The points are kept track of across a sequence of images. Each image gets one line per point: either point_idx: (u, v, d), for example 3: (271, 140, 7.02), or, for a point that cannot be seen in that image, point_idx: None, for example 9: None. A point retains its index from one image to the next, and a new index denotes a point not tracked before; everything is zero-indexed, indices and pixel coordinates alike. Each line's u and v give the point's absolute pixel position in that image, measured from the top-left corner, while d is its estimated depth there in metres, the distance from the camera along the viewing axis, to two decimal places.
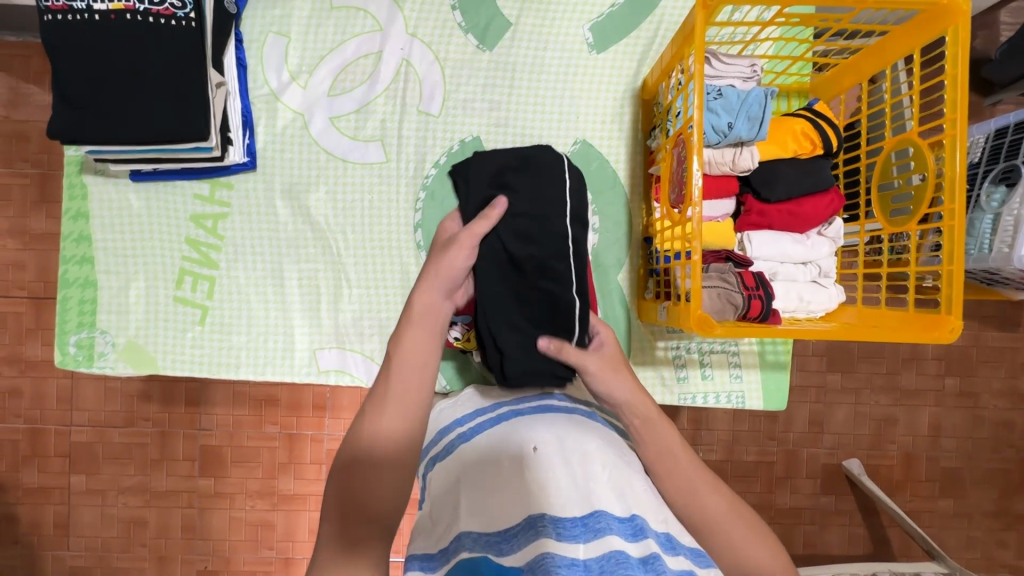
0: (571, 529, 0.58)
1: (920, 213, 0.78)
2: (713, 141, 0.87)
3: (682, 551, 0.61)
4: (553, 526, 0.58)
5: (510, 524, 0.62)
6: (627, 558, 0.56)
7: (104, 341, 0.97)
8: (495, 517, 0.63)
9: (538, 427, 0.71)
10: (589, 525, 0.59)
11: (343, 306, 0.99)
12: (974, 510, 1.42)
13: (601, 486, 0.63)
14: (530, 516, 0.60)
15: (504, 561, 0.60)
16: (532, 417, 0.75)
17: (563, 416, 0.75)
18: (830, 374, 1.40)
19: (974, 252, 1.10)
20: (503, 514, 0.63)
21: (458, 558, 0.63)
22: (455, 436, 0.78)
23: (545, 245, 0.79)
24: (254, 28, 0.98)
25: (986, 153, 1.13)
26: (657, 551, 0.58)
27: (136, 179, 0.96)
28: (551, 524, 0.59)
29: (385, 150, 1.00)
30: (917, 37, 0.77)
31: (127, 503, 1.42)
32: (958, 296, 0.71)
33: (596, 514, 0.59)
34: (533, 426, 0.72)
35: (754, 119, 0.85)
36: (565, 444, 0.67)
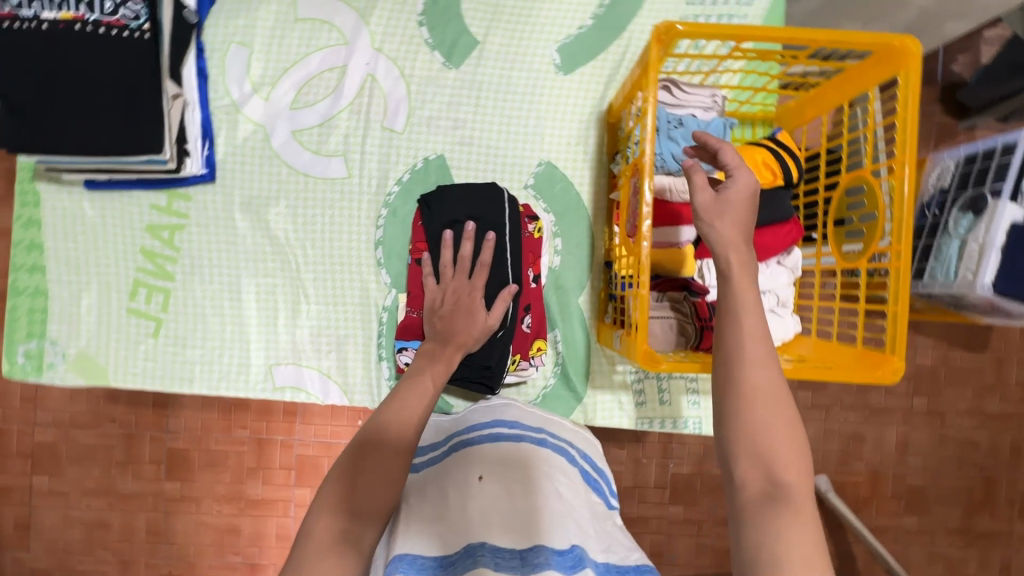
0: (509, 561, 0.59)
1: (870, 251, 0.79)
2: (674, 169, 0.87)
3: None
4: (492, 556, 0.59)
5: (449, 552, 0.62)
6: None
7: (54, 352, 0.95)
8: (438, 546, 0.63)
9: (484, 461, 0.73)
10: (527, 559, 0.59)
11: (301, 322, 0.98)
12: (937, 527, 1.44)
13: (545, 523, 0.64)
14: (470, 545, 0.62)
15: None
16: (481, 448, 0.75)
17: (511, 446, 0.76)
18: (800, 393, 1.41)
19: (940, 277, 1.11)
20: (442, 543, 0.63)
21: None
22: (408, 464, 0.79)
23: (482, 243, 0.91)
24: (216, 37, 0.96)
25: (956, 178, 1.14)
26: None
27: (91, 188, 0.94)
28: (489, 555, 0.59)
29: (347, 164, 0.99)
30: (872, 75, 0.77)
31: (91, 505, 1.40)
32: (901, 337, 0.72)
33: (534, 548, 0.60)
34: (482, 459, 0.74)
35: None
36: (509, 483, 0.69)
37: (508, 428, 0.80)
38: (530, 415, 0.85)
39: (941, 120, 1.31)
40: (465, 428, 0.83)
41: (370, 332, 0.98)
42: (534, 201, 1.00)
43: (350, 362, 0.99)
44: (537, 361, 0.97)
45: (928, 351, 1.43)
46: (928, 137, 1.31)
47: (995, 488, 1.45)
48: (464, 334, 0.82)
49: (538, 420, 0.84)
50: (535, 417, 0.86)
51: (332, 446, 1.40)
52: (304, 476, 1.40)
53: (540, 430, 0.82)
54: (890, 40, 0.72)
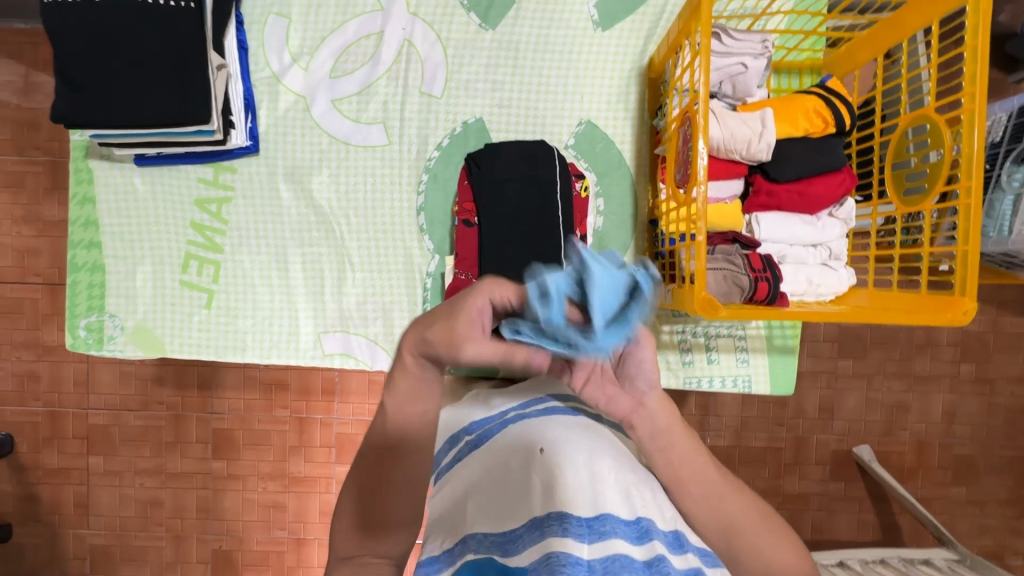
0: (577, 526, 0.59)
1: (933, 194, 0.75)
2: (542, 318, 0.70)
3: (692, 550, 0.60)
4: (558, 524, 0.59)
5: (513, 525, 0.63)
6: (632, 560, 0.57)
7: (113, 324, 0.98)
8: (503, 521, 0.64)
9: (546, 429, 0.71)
10: (594, 526, 0.59)
11: (347, 290, 0.99)
12: (987, 498, 1.40)
13: (610, 486, 0.64)
14: (535, 519, 0.61)
15: (507, 561, 0.61)
16: (535, 421, 0.74)
17: (567, 417, 0.74)
18: (842, 361, 1.38)
19: (993, 235, 1.06)
20: (509, 517, 0.64)
21: (463, 560, 0.63)
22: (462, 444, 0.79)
23: (525, 210, 0.85)
24: (254, 9, 0.97)
25: (1009, 132, 1.07)
26: (662, 554, 0.57)
27: (141, 163, 0.96)
28: (557, 522, 0.59)
29: (387, 132, 0.99)
30: (937, 6, 0.74)
31: (144, 483, 1.45)
32: (972, 277, 0.69)
33: (599, 517, 0.60)
34: (545, 424, 0.72)
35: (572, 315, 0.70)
36: (572, 451, 0.67)
37: (563, 404, 0.78)
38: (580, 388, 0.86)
39: (989, 75, 1.26)
40: (524, 407, 0.79)
41: (414, 298, 0.99)
42: (576, 160, 0.99)
43: (396, 329, 0.99)
44: None
45: (976, 316, 1.39)
46: None
47: None
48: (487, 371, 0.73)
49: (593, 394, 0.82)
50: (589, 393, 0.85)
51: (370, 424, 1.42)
52: (345, 454, 1.43)
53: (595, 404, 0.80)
54: None
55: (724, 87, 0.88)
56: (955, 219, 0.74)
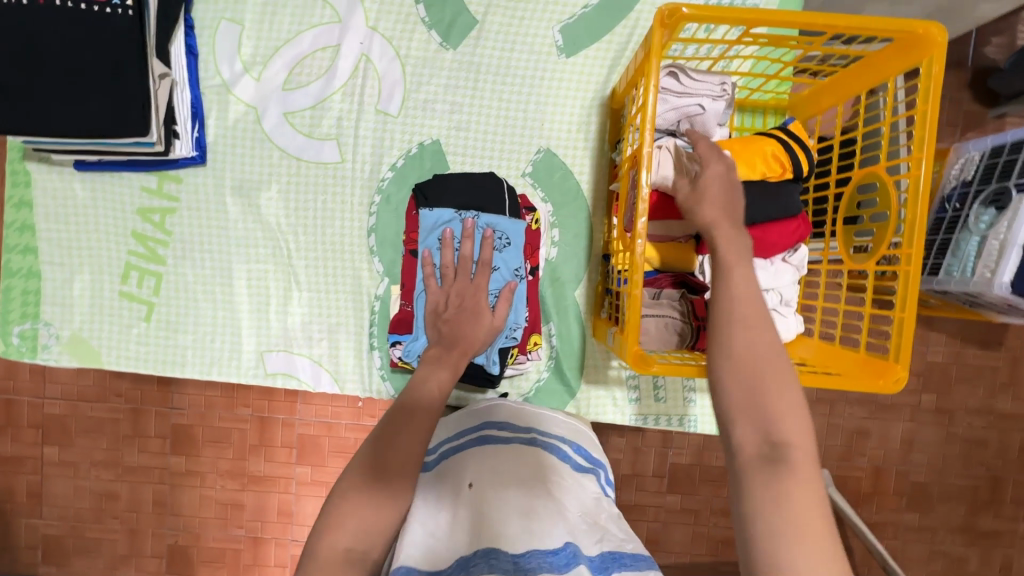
0: (503, 562, 0.54)
1: (878, 254, 0.74)
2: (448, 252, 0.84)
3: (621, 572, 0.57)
4: (481, 562, 0.55)
5: (440, 567, 0.58)
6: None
7: (48, 333, 0.95)
8: (429, 558, 0.60)
9: (474, 467, 0.72)
10: (519, 562, 0.55)
11: (292, 309, 0.97)
12: (940, 525, 1.42)
13: (539, 516, 0.62)
14: (462, 558, 0.58)
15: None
16: (466, 454, 0.75)
17: (497, 446, 0.75)
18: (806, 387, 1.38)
19: (956, 273, 1.06)
20: (435, 555, 0.60)
21: None
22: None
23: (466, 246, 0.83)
24: (205, 13, 0.93)
25: (979, 172, 1.06)
26: None
27: (80, 169, 0.93)
28: (482, 559, 0.55)
29: (340, 149, 0.96)
30: (891, 63, 0.72)
31: (100, 476, 1.43)
32: (907, 345, 0.68)
33: (526, 551, 0.56)
34: (474, 459, 0.74)
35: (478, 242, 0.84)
36: (498, 486, 0.68)
37: (494, 433, 0.78)
38: (522, 413, 0.85)
39: (972, 108, 1.25)
40: (458, 441, 0.80)
41: (361, 321, 0.97)
42: (532, 190, 0.97)
43: (342, 351, 0.98)
44: (533, 355, 0.95)
45: (941, 347, 1.39)
46: (955, 126, 1.24)
47: (1001, 488, 1.42)
48: (471, 338, 0.76)
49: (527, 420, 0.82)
50: (529, 416, 0.85)
51: (332, 426, 1.40)
52: (305, 454, 1.41)
53: (530, 433, 0.80)
54: (914, 26, 0.67)
55: (682, 126, 0.86)
56: (893, 282, 0.74)
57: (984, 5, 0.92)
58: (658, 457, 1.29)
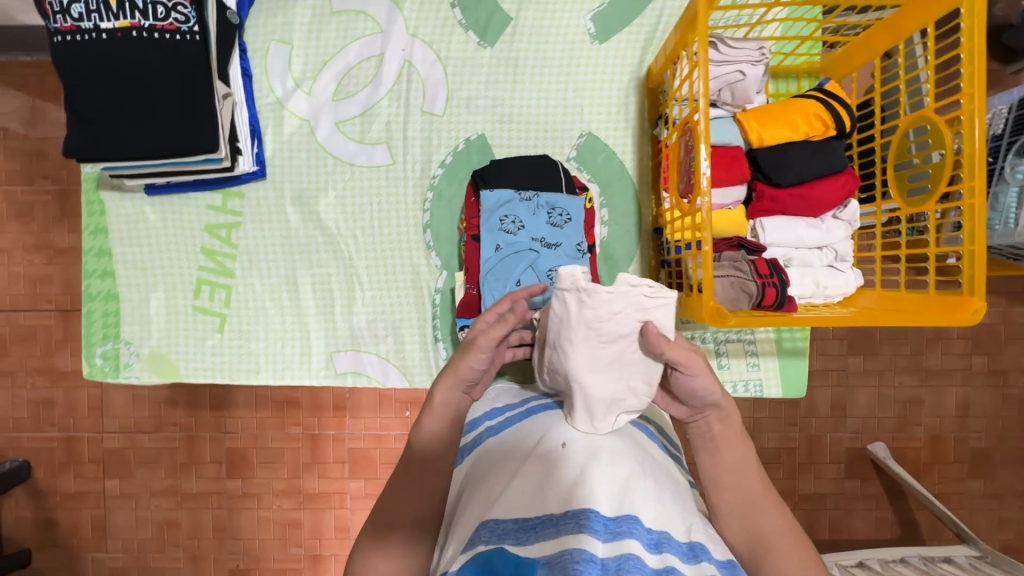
0: (594, 522, 0.52)
1: (937, 194, 0.76)
2: (511, 234, 0.86)
3: (708, 560, 0.53)
4: (575, 521, 0.52)
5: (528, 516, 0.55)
6: (644, 565, 0.50)
7: (128, 352, 1.00)
8: (515, 503, 0.56)
9: (565, 429, 0.64)
10: (609, 526, 0.52)
11: (357, 308, 1.00)
12: (1008, 492, 1.37)
13: (636, 489, 0.56)
14: (550, 512, 0.54)
15: (521, 551, 0.52)
16: (558, 418, 0.67)
17: None
18: (853, 359, 1.35)
19: (999, 228, 1.03)
20: (524, 502, 0.56)
21: (475, 552, 0.53)
22: (484, 430, 0.72)
23: (531, 225, 0.86)
24: (257, 36, 0.98)
25: (1011, 124, 1.05)
26: (675, 565, 0.50)
27: (151, 192, 0.98)
28: (571, 518, 0.53)
29: (391, 152, 1.00)
30: (933, 9, 0.74)
31: (160, 505, 1.42)
32: (980, 278, 0.69)
33: (618, 517, 0.53)
34: (565, 423, 0.65)
35: (544, 217, 0.87)
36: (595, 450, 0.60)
37: None
38: None
39: (990, 66, 1.25)
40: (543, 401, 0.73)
41: (423, 314, 1.00)
42: (578, 172, 0.99)
43: (407, 346, 1.00)
44: None
45: (986, 309, 1.35)
46: None
47: None
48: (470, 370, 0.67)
49: None
50: None
51: (381, 438, 1.39)
52: (358, 468, 1.40)
53: None
54: None
55: (723, 95, 0.89)
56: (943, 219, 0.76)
57: None
58: None
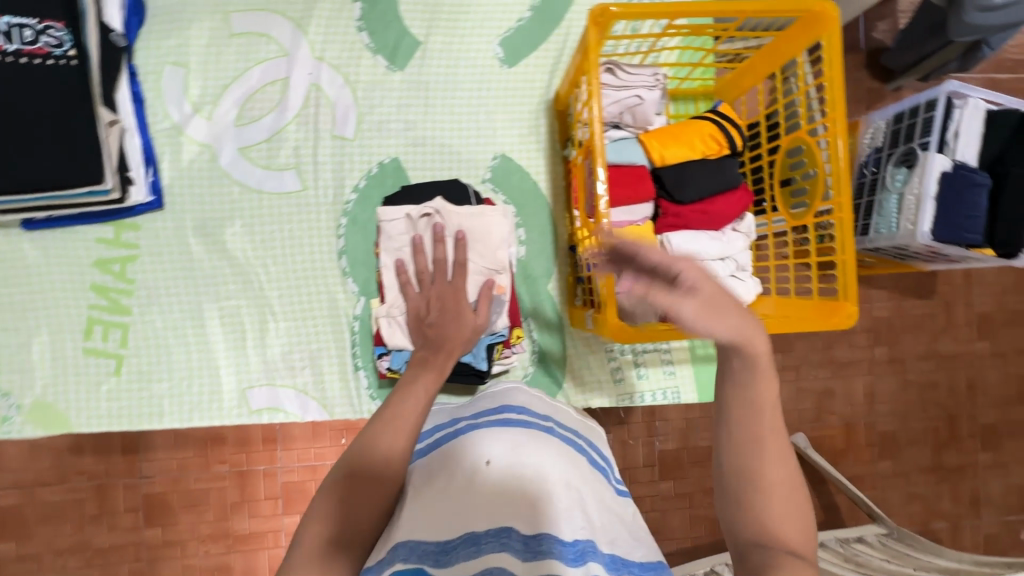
0: (515, 541, 0.51)
1: (815, 207, 0.83)
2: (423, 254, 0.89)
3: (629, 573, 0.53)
4: (497, 540, 0.52)
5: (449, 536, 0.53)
6: None
7: (8, 404, 0.90)
8: (435, 525, 0.54)
9: (492, 440, 0.62)
10: (530, 545, 0.51)
11: (271, 340, 0.96)
12: (912, 469, 1.48)
13: (561, 502, 0.55)
14: (472, 531, 0.53)
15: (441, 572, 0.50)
16: (488, 430, 0.64)
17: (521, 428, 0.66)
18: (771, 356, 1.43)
19: (885, 231, 1.13)
20: (445, 522, 0.54)
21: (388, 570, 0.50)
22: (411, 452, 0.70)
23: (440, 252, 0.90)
24: (148, 60, 0.93)
25: (888, 137, 1.18)
26: None
27: (29, 228, 0.90)
28: (494, 538, 0.52)
29: (301, 177, 0.97)
30: (797, 41, 0.82)
31: (67, 565, 1.26)
32: (852, 284, 0.76)
33: (539, 533, 0.52)
34: (492, 434, 0.63)
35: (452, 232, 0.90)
36: (522, 462, 0.59)
37: (516, 415, 0.68)
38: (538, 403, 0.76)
39: (871, 84, 1.38)
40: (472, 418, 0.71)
41: (342, 343, 0.97)
42: (493, 194, 1.01)
43: (326, 376, 0.97)
44: (517, 349, 0.97)
45: (883, 303, 1.48)
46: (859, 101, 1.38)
47: (958, 425, 1.50)
48: (456, 337, 0.79)
49: (543, 409, 0.74)
50: (539, 403, 0.76)
51: (317, 469, 1.31)
52: (292, 503, 1.30)
53: (547, 419, 0.71)
54: (811, 4, 0.76)
55: (625, 117, 0.94)
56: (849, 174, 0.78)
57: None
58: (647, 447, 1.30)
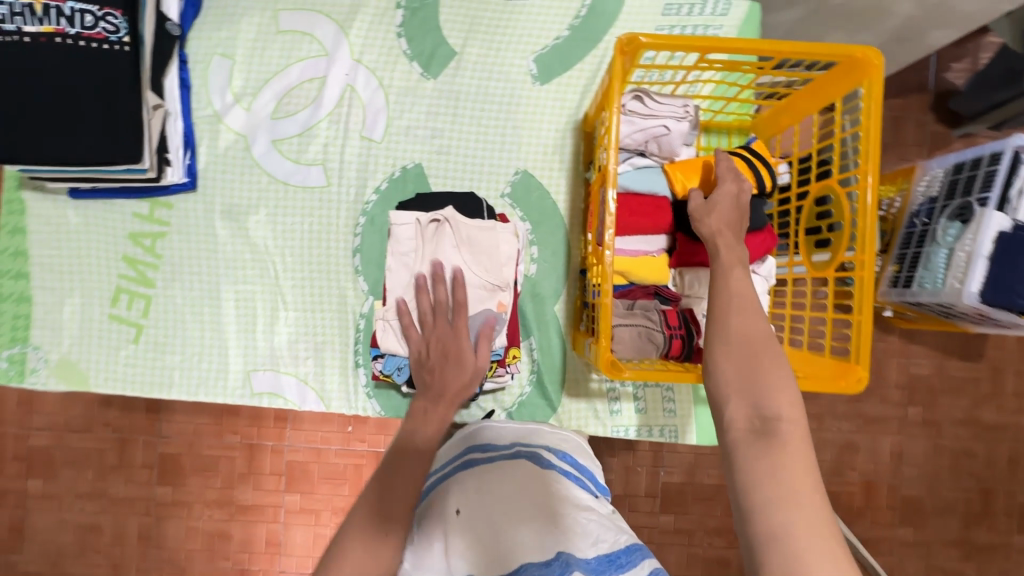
0: None
1: (836, 261, 0.79)
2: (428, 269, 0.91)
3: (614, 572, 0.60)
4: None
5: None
6: None
7: (36, 357, 0.96)
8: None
9: (460, 492, 0.75)
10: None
11: (279, 328, 0.99)
12: (936, 540, 1.38)
13: (534, 531, 0.64)
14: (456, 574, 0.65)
15: None
16: (454, 481, 0.77)
17: (483, 467, 0.78)
18: None
19: (928, 286, 1.06)
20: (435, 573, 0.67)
21: None
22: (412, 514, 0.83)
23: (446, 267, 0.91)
24: (199, 49, 0.98)
25: (943, 188, 1.08)
26: None
27: (75, 196, 0.96)
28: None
29: (326, 173, 1.00)
30: (836, 85, 0.78)
31: (85, 509, 1.35)
32: (865, 346, 0.72)
33: (520, 569, 0.60)
34: (459, 484, 0.77)
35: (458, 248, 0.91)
36: (483, 505, 0.71)
37: (478, 453, 0.81)
38: (508, 427, 0.88)
39: (934, 128, 1.31)
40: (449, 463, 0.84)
41: (346, 338, 0.99)
42: (510, 209, 1.01)
43: (328, 368, 0.99)
44: (512, 368, 0.96)
45: (923, 360, 1.38)
46: (920, 145, 1.30)
47: (993, 500, 1.38)
48: (455, 385, 0.84)
49: (511, 436, 0.85)
50: (508, 430, 0.87)
51: (321, 452, 1.34)
52: (294, 481, 1.34)
53: (511, 445, 0.82)
54: (853, 50, 0.73)
55: (650, 146, 0.92)
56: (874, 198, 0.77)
57: (934, 31, 0.99)
58: (649, 476, 1.27)
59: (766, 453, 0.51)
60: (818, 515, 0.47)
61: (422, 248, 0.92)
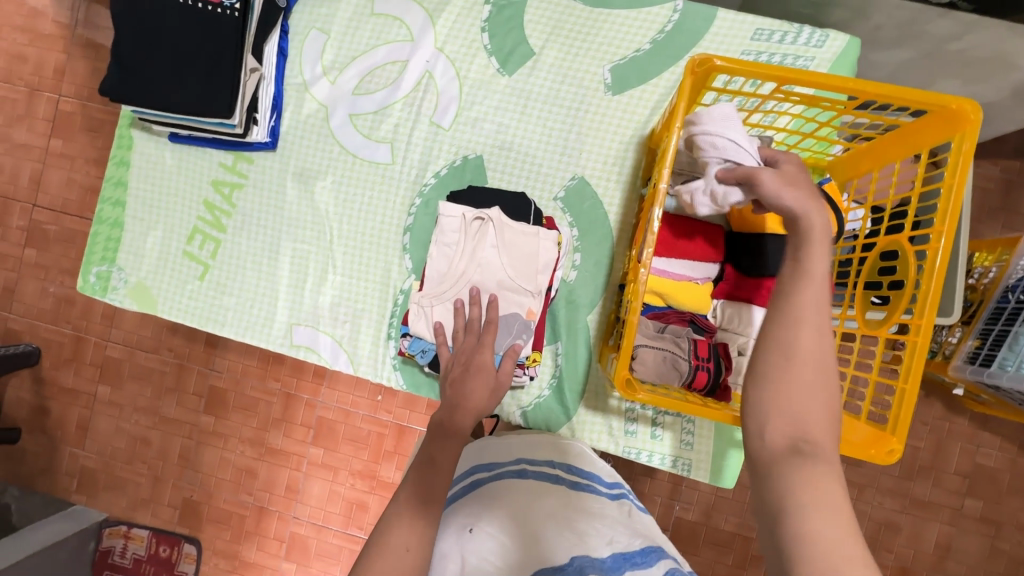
0: None
1: (890, 321, 0.74)
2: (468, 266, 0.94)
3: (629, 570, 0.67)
4: None
5: None
6: None
7: (119, 277, 1.08)
8: None
9: (475, 513, 0.76)
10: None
11: (325, 289, 1.05)
12: None
13: (550, 540, 0.69)
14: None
15: None
16: (467, 502, 0.80)
17: (495, 484, 0.82)
18: None
19: (1011, 368, 0.94)
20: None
21: None
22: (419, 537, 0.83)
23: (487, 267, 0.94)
24: (300, 22, 1.06)
25: None
26: None
27: (173, 140, 1.07)
28: None
29: (392, 152, 1.05)
30: (926, 134, 0.73)
31: (140, 421, 1.49)
32: (905, 418, 0.67)
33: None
34: (470, 506, 0.79)
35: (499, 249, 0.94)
36: (497, 522, 0.73)
37: (486, 473, 0.86)
38: (512, 443, 0.92)
39: None
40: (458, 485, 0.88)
41: (384, 310, 1.04)
42: (560, 214, 1.02)
43: (361, 335, 1.04)
44: (531, 371, 0.97)
45: (992, 450, 1.25)
46: None
47: None
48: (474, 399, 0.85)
49: (516, 451, 0.89)
50: (514, 444, 0.91)
51: (349, 414, 1.41)
52: (321, 436, 1.42)
53: (518, 462, 0.87)
54: (949, 101, 0.68)
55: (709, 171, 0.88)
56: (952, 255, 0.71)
57: None
58: (662, 507, 1.24)
59: (800, 464, 0.50)
60: (842, 515, 0.46)
61: (464, 244, 0.95)
